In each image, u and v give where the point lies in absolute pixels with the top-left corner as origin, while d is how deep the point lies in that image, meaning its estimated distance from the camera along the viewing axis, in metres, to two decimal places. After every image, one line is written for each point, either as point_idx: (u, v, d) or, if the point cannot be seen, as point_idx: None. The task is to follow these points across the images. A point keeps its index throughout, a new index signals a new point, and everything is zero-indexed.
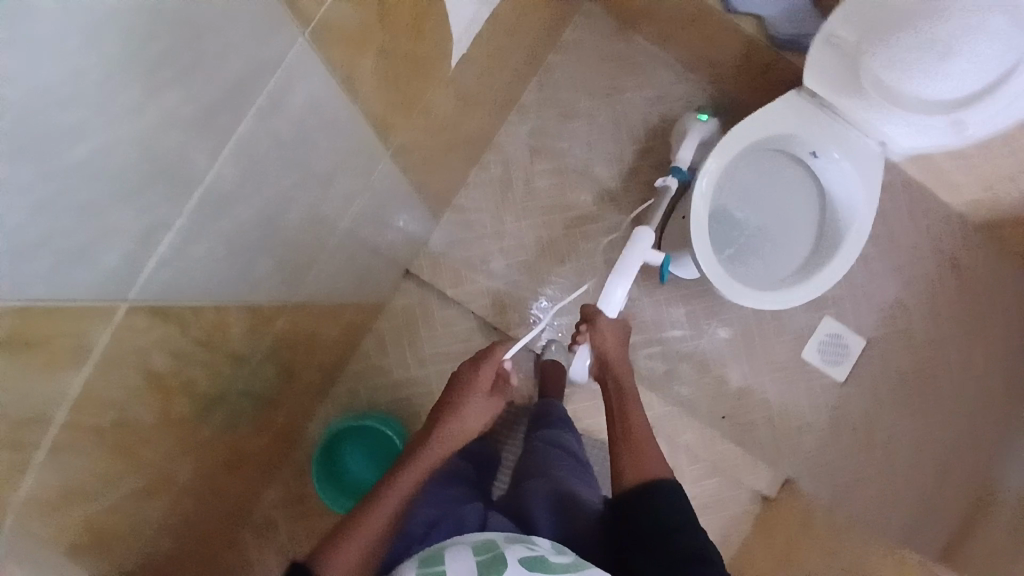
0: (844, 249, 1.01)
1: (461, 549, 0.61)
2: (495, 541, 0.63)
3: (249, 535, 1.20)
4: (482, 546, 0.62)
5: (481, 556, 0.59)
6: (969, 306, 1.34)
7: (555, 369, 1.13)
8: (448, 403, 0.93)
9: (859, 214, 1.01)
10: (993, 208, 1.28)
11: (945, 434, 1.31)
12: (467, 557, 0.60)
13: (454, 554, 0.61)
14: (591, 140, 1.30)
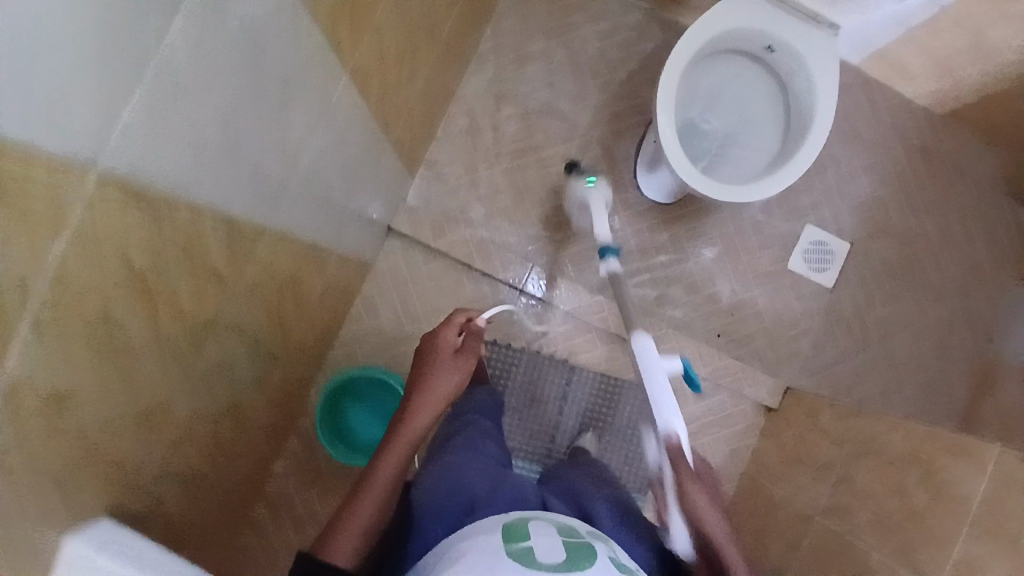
0: (810, 136, 1.00)
1: (544, 526, 0.67)
2: (575, 531, 0.68)
3: (264, 510, 1.27)
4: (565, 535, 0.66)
5: (569, 540, 0.65)
6: (942, 190, 1.40)
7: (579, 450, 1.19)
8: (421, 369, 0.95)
9: (819, 99, 1.01)
10: (952, 92, 1.32)
11: (936, 316, 1.37)
12: (555, 537, 0.64)
13: (536, 531, 0.65)
14: (550, 79, 1.32)
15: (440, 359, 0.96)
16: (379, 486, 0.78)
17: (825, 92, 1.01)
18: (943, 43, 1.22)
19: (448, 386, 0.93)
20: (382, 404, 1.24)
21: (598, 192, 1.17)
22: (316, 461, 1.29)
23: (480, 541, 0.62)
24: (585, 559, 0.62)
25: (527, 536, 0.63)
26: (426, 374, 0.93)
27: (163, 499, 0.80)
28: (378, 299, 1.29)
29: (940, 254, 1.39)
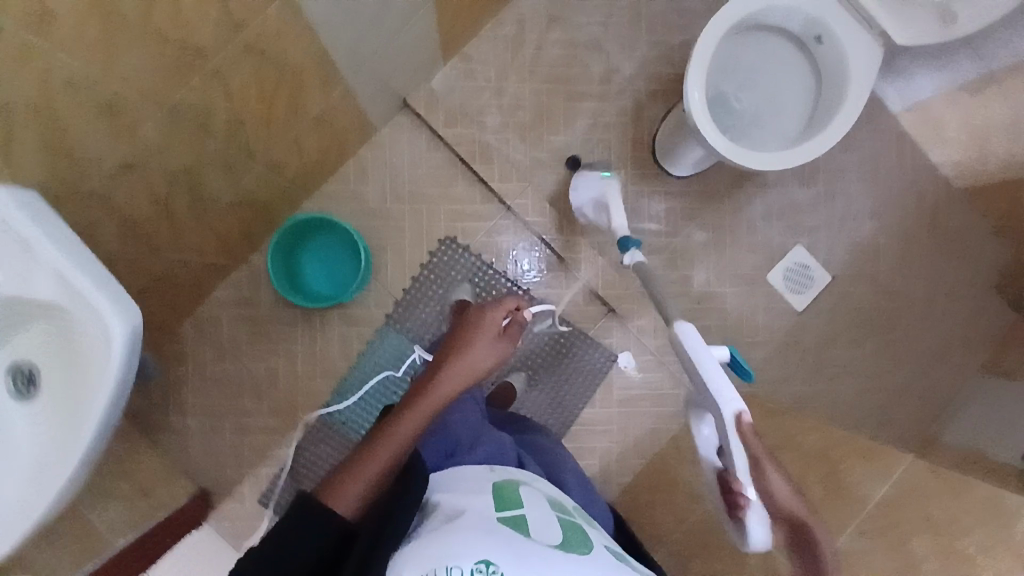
0: (832, 124, 1.02)
1: (538, 507, 0.70)
2: (561, 514, 0.73)
3: (190, 328, 1.28)
4: (552, 516, 0.71)
5: (563, 532, 0.68)
6: (938, 261, 1.40)
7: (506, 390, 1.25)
8: (453, 344, 0.85)
9: (849, 94, 1.03)
10: (975, 169, 1.33)
11: (892, 378, 1.37)
12: (543, 518, 0.69)
13: (532, 521, 0.67)
14: (606, 19, 1.33)
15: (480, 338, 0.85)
16: (392, 445, 0.71)
17: (854, 90, 1.03)
18: (982, 112, 1.24)
19: (479, 366, 0.82)
20: (338, 265, 1.26)
21: (612, 190, 1.17)
22: (256, 299, 1.29)
23: (475, 506, 0.65)
24: (578, 546, 0.66)
25: (522, 509, 0.68)
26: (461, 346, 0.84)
27: (100, 210, 0.83)
28: (371, 166, 1.29)
29: (914, 320, 1.39)
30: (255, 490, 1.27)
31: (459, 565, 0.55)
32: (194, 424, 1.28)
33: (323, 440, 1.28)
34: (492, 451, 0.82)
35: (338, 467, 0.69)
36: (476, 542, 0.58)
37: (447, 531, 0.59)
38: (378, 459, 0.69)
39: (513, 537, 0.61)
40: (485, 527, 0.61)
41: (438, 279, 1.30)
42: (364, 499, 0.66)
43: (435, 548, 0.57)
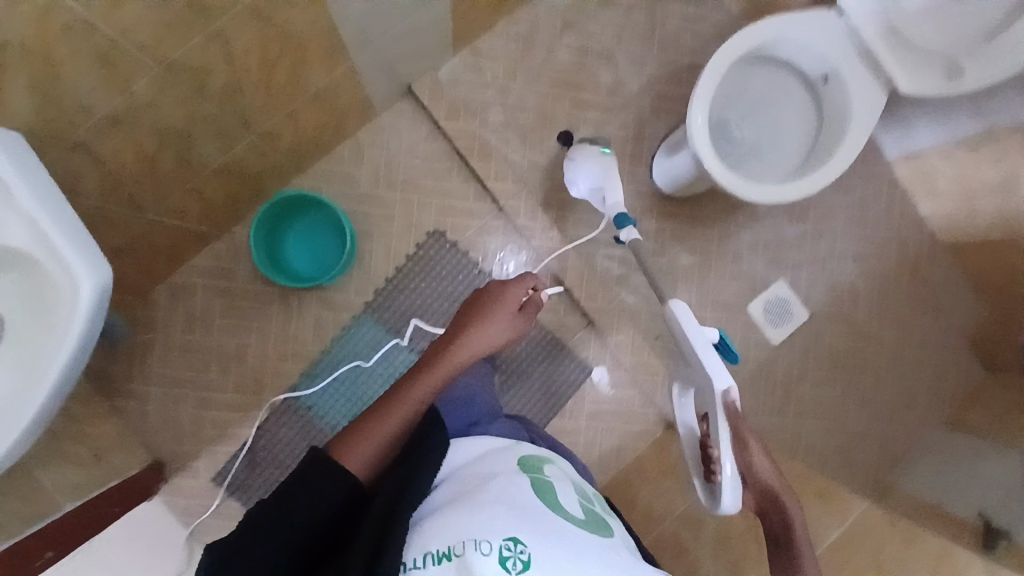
0: (829, 163, 1.03)
1: (560, 490, 0.73)
2: (582, 502, 0.75)
3: (162, 292, 1.25)
4: (573, 501, 0.73)
5: (585, 516, 0.71)
6: (915, 310, 1.42)
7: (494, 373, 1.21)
8: (467, 319, 0.98)
9: (849, 137, 1.04)
10: (962, 225, 1.36)
11: (857, 421, 1.39)
12: (565, 502, 0.71)
13: (556, 501, 0.69)
14: (620, 32, 1.33)
15: (490, 314, 0.98)
16: (402, 410, 0.81)
17: (855, 133, 1.04)
18: (978, 168, 1.25)
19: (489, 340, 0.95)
20: (322, 246, 1.24)
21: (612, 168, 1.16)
22: (233, 271, 1.26)
23: (503, 481, 0.67)
24: (600, 530, 0.69)
25: (546, 489, 0.71)
26: (472, 322, 0.97)
27: (81, 161, 0.81)
28: (367, 150, 1.28)
29: (884, 366, 1.41)
30: (210, 467, 1.25)
31: (487, 539, 0.57)
32: (156, 392, 1.25)
33: (286, 423, 1.26)
34: (508, 429, 0.85)
35: (353, 429, 0.78)
36: (508, 521, 0.60)
37: (476, 507, 0.61)
38: (390, 422, 0.79)
39: (540, 518, 0.63)
40: (513, 506, 0.63)
41: (421, 271, 1.28)
42: (376, 460, 0.75)
43: (463, 522, 0.59)
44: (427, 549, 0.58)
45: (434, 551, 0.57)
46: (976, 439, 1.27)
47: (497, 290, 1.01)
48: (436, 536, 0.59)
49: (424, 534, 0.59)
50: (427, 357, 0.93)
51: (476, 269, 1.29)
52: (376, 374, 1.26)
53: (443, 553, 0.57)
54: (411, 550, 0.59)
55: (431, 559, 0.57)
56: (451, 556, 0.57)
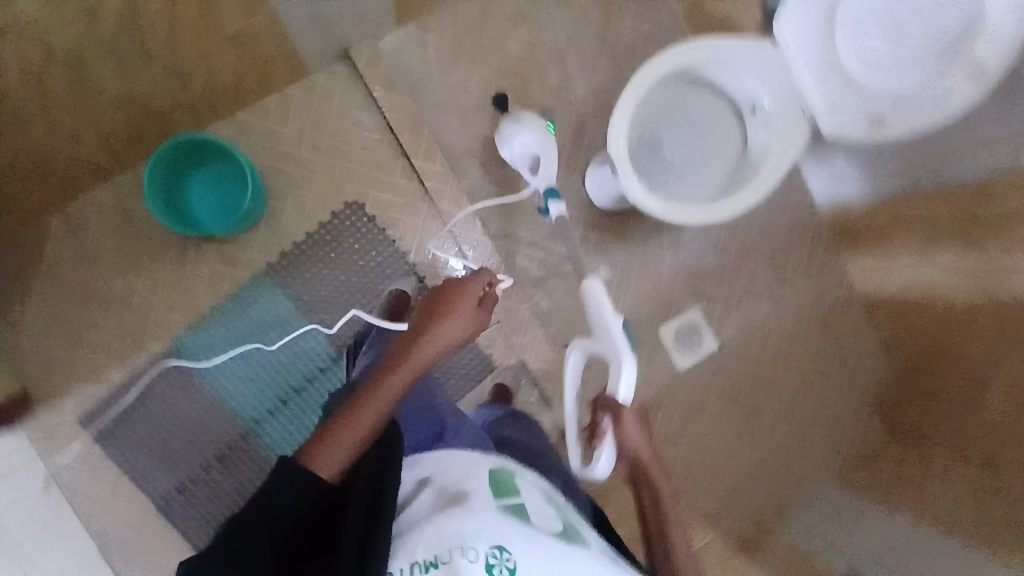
0: (745, 188, 1.05)
1: (537, 492, 0.76)
2: (556, 503, 0.78)
3: (52, 219, 1.19)
4: (547, 502, 0.76)
5: (564, 519, 0.74)
6: (823, 357, 1.44)
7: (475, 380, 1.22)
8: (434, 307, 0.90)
9: (768, 166, 1.05)
10: (878, 281, 1.37)
11: (750, 457, 1.39)
12: (537, 500, 0.74)
13: (534, 504, 0.73)
14: (572, 34, 1.32)
15: (463, 303, 0.90)
16: (373, 411, 0.77)
17: (776, 164, 1.05)
18: (897, 227, 1.26)
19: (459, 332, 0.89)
20: (228, 195, 1.19)
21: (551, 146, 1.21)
22: (133, 209, 1.20)
23: (476, 485, 0.71)
24: (578, 535, 0.72)
25: (521, 492, 0.74)
26: (439, 312, 0.89)
27: None
28: (294, 107, 1.23)
29: (785, 409, 1.42)
30: (78, 408, 1.21)
31: (474, 547, 0.62)
32: (30, 323, 1.19)
33: (173, 384, 1.22)
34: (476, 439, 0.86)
35: (322, 429, 0.75)
36: (491, 530, 0.64)
37: (455, 512, 0.66)
38: (361, 423, 0.75)
39: (518, 520, 0.68)
40: (494, 511, 0.67)
41: (335, 241, 1.25)
42: (345, 464, 0.72)
43: (446, 529, 0.64)
44: (415, 559, 0.62)
45: (420, 561, 0.62)
46: None
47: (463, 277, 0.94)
48: (422, 546, 0.63)
49: (410, 543, 0.64)
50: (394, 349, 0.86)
51: (398, 246, 1.26)
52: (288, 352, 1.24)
53: (429, 563, 0.62)
54: (399, 560, 0.63)
55: (419, 568, 0.61)
56: (438, 564, 0.62)
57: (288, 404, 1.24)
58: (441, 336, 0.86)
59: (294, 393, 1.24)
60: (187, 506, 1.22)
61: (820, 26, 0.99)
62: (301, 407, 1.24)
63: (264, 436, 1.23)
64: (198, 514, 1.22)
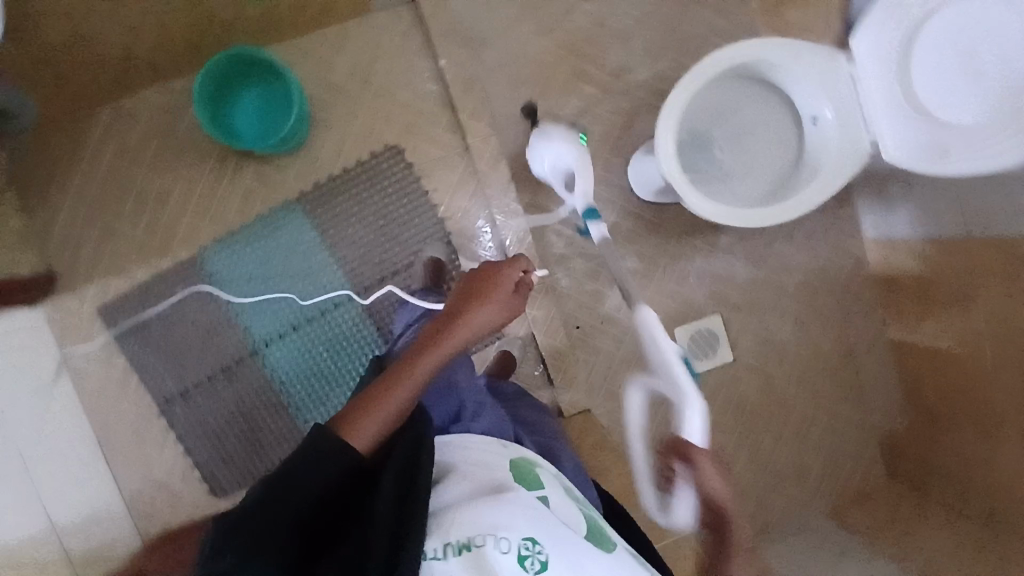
0: (797, 199, 1.02)
1: (562, 490, 0.77)
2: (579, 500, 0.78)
3: (104, 111, 1.22)
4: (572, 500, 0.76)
5: (588, 521, 0.74)
6: (837, 392, 1.39)
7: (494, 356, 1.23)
8: (465, 296, 0.91)
9: (824, 180, 1.03)
10: (910, 325, 1.32)
11: (741, 478, 1.37)
12: (561, 493, 0.75)
13: (560, 502, 0.74)
14: (643, 16, 1.28)
15: (494, 293, 0.91)
16: (408, 385, 0.79)
17: (831, 177, 1.03)
18: (937, 273, 1.20)
19: (489, 321, 0.90)
20: (272, 117, 1.21)
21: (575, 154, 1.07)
22: (181, 116, 1.23)
23: (506, 477, 0.73)
24: (603, 539, 0.72)
25: (546, 489, 0.74)
26: (472, 300, 0.90)
27: None
28: (352, 43, 1.24)
29: (788, 435, 1.38)
30: (100, 297, 1.25)
31: (507, 537, 0.65)
32: (69, 206, 1.24)
33: (205, 313, 1.25)
34: (494, 424, 0.87)
35: (358, 398, 0.78)
36: (522, 523, 0.66)
37: (489, 501, 0.67)
38: (389, 399, 0.77)
39: (549, 514, 0.69)
40: (525, 506, 0.68)
41: (368, 182, 1.25)
42: (379, 435, 0.75)
43: (481, 516, 0.66)
44: (448, 540, 0.64)
45: (453, 543, 0.64)
46: (849, 539, 1.24)
47: (496, 268, 0.94)
48: (456, 528, 0.65)
49: (444, 524, 0.66)
50: (426, 331, 0.88)
51: (433, 201, 1.27)
52: (323, 302, 1.26)
53: (462, 545, 0.64)
54: (432, 539, 0.65)
55: (451, 550, 0.64)
56: (471, 548, 0.64)
57: (298, 330, 1.26)
58: (472, 323, 0.88)
59: (306, 321, 1.26)
60: (186, 409, 1.27)
61: (894, 45, 0.94)
62: (309, 335, 1.26)
63: (270, 357, 1.26)
64: (195, 419, 1.27)
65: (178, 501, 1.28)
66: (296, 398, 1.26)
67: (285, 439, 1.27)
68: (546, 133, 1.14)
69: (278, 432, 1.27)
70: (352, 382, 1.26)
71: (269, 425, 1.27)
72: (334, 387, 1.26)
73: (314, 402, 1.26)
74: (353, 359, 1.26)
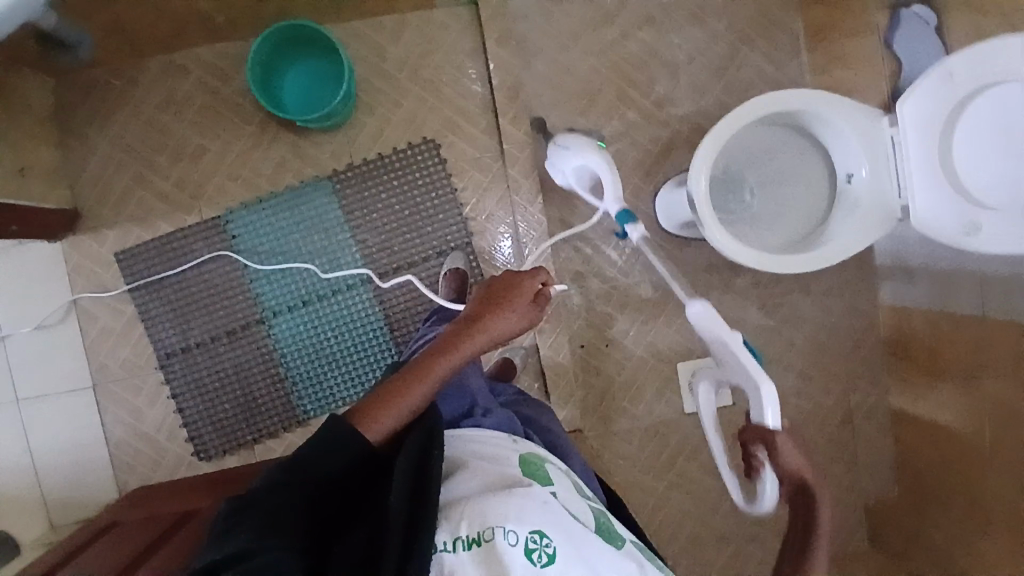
0: (821, 252, 1.03)
1: (569, 486, 0.77)
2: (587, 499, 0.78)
3: (156, 62, 1.24)
4: (580, 497, 0.75)
5: (599, 519, 0.74)
6: (829, 451, 1.39)
7: (503, 368, 1.23)
8: (487, 300, 0.90)
9: (850, 238, 1.03)
10: (911, 397, 1.31)
11: (722, 522, 1.36)
12: (571, 492, 0.75)
13: (570, 498, 0.73)
14: (694, 53, 1.30)
15: (516, 302, 0.90)
16: (423, 387, 0.81)
17: (856, 236, 1.03)
18: (944, 350, 1.20)
19: (508, 328, 0.90)
20: (319, 93, 1.22)
21: (599, 159, 1.09)
22: (230, 79, 1.25)
23: (518, 473, 0.73)
24: (613, 536, 0.73)
25: (556, 484, 0.74)
26: (493, 307, 0.89)
27: None
28: (407, 34, 1.26)
29: None
30: (119, 242, 1.27)
31: (515, 530, 0.63)
32: (106, 148, 1.26)
33: (222, 278, 1.26)
34: (501, 422, 0.89)
35: (375, 392, 0.80)
36: (533, 515, 0.65)
37: (501, 495, 0.67)
38: (408, 400, 0.80)
39: (561, 512, 0.68)
40: (538, 499, 0.67)
41: (399, 170, 1.26)
42: (393, 430, 0.79)
43: (491, 508, 0.65)
44: (457, 533, 0.64)
45: (463, 537, 0.64)
46: None
47: (520, 275, 0.92)
48: (466, 521, 0.65)
49: (453, 517, 0.65)
50: (446, 331, 0.88)
51: (461, 199, 1.28)
52: (337, 283, 1.26)
53: (472, 539, 0.63)
54: (441, 531, 0.65)
55: (461, 543, 0.63)
56: (480, 542, 0.63)
57: (307, 305, 1.26)
58: (494, 330, 0.88)
59: (316, 298, 1.26)
60: (184, 367, 1.27)
61: (945, 110, 0.93)
62: (318, 312, 1.26)
63: (276, 328, 1.26)
64: (192, 378, 1.27)
65: (162, 455, 1.29)
66: (295, 372, 1.27)
67: (277, 410, 1.27)
68: (558, 142, 1.16)
69: (273, 402, 1.27)
70: (357, 367, 1.27)
71: (263, 394, 1.27)
72: (334, 366, 1.27)
73: (317, 381, 1.27)
74: (357, 342, 1.27)
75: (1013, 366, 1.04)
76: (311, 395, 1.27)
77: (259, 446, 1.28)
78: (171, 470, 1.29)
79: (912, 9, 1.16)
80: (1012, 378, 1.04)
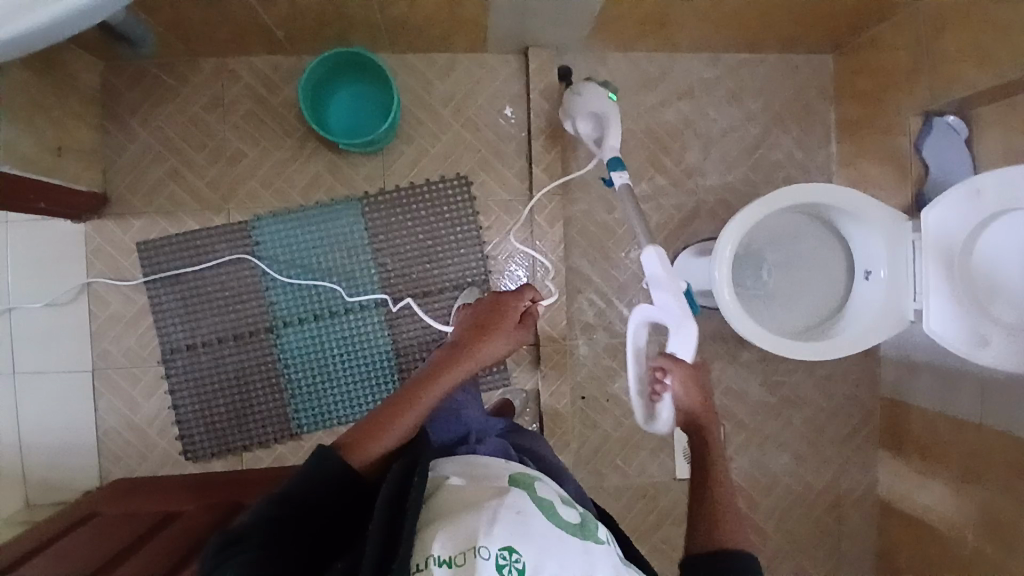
0: (832, 345, 1.05)
1: (552, 496, 0.73)
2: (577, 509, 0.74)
3: (209, 65, 1.27)
4: (567, 507, 0.72)
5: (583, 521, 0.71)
6: (813, 535, 1.39)
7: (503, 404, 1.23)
8: (474, 329, 0.96)
9: (861, 335, 1.05)
10: (900, 492, 1.32)
11: None
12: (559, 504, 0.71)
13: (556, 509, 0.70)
14: (730, 129, 1.34)
15: (501, 327, 0.97)
16: (416, 408, 0.83)
17: (867, 333, 1.05)
18: (936, 453, 1.22)
19: (496, 352, 0.95)
20: (365, 119, 1.25)
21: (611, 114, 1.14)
22: (278, 92, 1.28)
23: (500, 489, 0.70)
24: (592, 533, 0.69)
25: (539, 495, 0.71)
26: (481, 333, 0.95)
27: None
28: (455, 73, 1.30)
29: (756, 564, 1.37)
30: (143, 232, 1.28)
31: (487, 546, 0.60)
32: (145, 139, 1.28)
33: (239, 282, 1.27)
34: (496, 448, 0.88)
35: (368, 417, 0.82)
36: (506, 532, 0.62)
37: (478, 514, 0.64)
38: (399, 425, 0.81)
39: (537, 526, 0.64)
40: (511, 512, 0.64)
41: (428, 200, 1.28)
42: (385, 453, 0.79)
43: (464, 530, 0.62)
44: (429, 553, 0.60)
45: (435, 555, 0.60)
46: None
47: (507, 300, 1.01)
48: (438, 541, 0.61)
49: (427, 539, 0.62)
50: (435, 358, 0.92)
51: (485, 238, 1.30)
52: (351, 303, 1.27)
53: (445, 559, 0.60)
54: (416, 554, 0.61)
55: (432, 561, 0.60)
56: (451, 564, 0.59)
57: (318, 320, 1.27)
58: (480, 355, 0.92)
59: (328, 315, 1.27)
60: (187, 364, 1.27)
61: (968, 223, 0.96)
62: (327, 328, 1.27)
63: (283, 339, 1.27)
64: (192, 376, 1.27)
65: (149, 450, 1.28)
66: (295, 384, 1.27)
67: (272, 420, 1.27)
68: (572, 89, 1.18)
69: (269, 412, 1.27)
70: (357, 388, 1.27)
71: (260, 402, 1.27)
72: (335, 384, 1.27)
73: (316, 396, 1.27)
74: (361, 363, 1.27)
75: (1004, 480, 1.06)
76: (307, 410, 1.27)
77: (247, 453, 1.28)
78: (156, 466, 1.28)
79: (946, 118, 1.14)
80: (1006, 493, 1.05)
